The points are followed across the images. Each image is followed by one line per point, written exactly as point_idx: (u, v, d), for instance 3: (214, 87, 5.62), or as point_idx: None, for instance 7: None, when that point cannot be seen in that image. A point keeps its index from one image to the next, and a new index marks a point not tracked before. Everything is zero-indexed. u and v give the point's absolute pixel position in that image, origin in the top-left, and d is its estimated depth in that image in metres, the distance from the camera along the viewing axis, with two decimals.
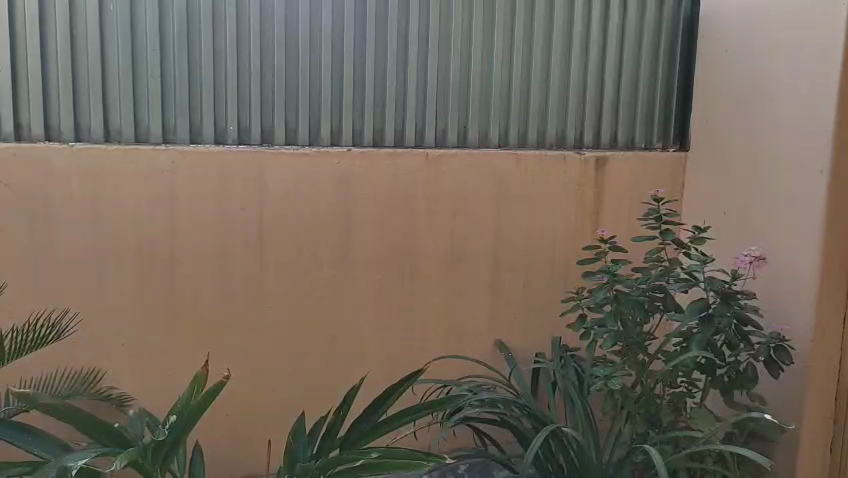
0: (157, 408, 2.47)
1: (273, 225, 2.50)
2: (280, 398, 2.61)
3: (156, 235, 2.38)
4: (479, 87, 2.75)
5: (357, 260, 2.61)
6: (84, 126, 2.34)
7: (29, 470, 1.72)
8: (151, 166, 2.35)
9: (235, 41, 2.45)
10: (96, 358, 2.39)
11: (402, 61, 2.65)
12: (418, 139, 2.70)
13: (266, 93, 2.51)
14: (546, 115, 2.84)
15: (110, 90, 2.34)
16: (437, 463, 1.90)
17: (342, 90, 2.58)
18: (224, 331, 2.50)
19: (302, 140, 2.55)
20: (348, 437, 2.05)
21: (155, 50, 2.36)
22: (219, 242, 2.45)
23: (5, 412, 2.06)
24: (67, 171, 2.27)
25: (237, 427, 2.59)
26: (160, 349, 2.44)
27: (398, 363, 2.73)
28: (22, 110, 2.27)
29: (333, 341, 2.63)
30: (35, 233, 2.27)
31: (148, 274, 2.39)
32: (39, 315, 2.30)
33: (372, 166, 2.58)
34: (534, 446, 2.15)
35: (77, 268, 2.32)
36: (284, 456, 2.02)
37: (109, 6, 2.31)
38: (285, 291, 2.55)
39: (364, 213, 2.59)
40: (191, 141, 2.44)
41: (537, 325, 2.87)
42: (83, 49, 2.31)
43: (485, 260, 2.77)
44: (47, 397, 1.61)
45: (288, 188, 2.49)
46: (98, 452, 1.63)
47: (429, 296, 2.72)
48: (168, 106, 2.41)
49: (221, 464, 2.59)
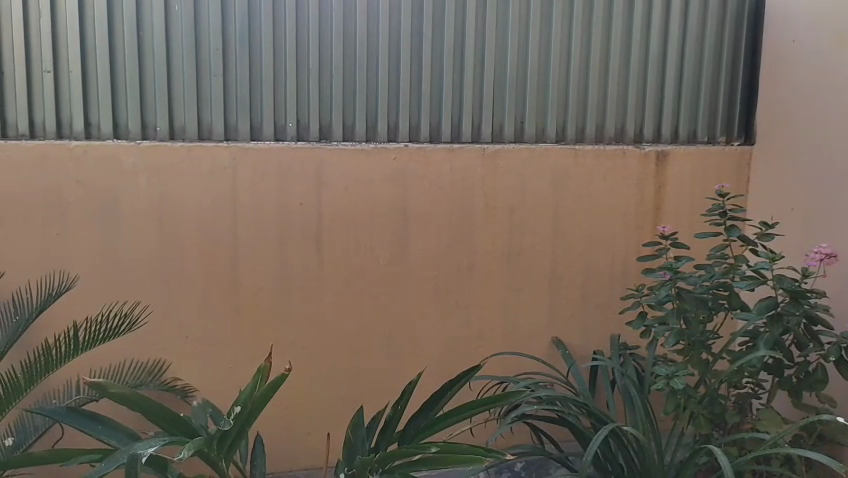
0: (220, 400, 2.53)
1: (332, 221, 2.52)
2: (338, 393, 2.64)
3: (219, 231, 2.43)
4: (536, 82, 2.72)
5: (414, 257, 2.62)
6: (151, 125, 2.40)
7: (100, 457, 1.76)
8: (214, 164, 2.40)
9: (295, 39, 2.48)
10: (161, 351, 2.45)
11: (459, 56, 2.64)
12: (475, 135, 2.69)
13: (325, 89, 2.53)
14: (605, 109, 2.79)
15: (176, 89, 2.40)
16: (497, 459, 1.89)
17: (399, 87, 2.59)
18: (285, 325, 2.54)
19: (359, 137, 2.57)
20: (405, 433, 2.05)
21: (218, 50, 2.41)
22: (280, 238, 2.49)
23: (77, 400, 2.13)
24: (134, 168, 2.34)
25: (297, 420, 2.62)
26: (222, 342, 2.50)
27: (455, 360, 2.73)
28: (92, 110, 2.34)
29: (390, 336, 2.65)
30: (105, 229, 2.34)
31: (211, 268, 2.44)
32: (113, 307, 2.38)
33: (429, 162, 2.59)
34: (595, 443, 2.10)
35: (144, 263, 2.39)
36: (343, 450, 2.01)
37: (174, 7, 2.37)
38: (344, 286, 2.57)
39: (422, 209, 2.60)
40: (253, 138, 2.48)
41: (596, 323, 2.84)
42: (150, 49, 2.37)
43: (542, 256, 2.75)
44: (120, 387, 1.65)
45: (347, 184, 2.52)
46: (167, 440, 1.66)
47: (486, 293, 2.72)
48: (230, 104, 2.45)
49: (281, 457, 2.63)
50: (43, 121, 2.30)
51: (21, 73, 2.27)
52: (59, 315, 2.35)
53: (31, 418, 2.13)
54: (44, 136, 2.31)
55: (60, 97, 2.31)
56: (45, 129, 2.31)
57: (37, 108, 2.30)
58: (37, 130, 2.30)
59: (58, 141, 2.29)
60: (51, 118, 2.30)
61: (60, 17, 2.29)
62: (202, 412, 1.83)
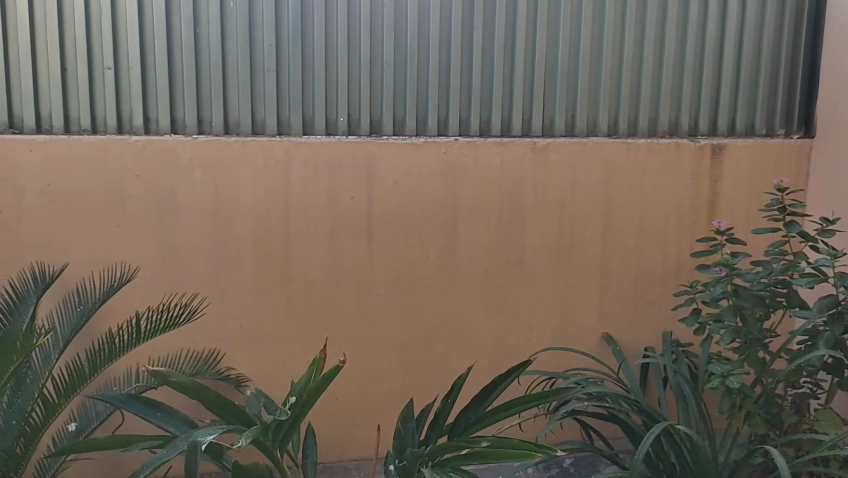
0: (272, 391, 2.57)
1: (383, 215, 2.54)
2: (387, 385, 2.66)
3: (272, 225, 2.47)
4: (588, 75, 2.68)
5: (464, 251, 2.62)
6: (206, 120, 2.45)
7: (160, 443, 1.81)
8: (267, 158, 2.44)
9: (346, 34, 2.49)
10: (216, 341, 2.51)
11: (510, 49, 2.62)
12: (525, 129, 2.67)
13: (376, 84, 2.54)
14: (659, 101, 2.75)
15: (230, 84, 2.44)
16: (547, 455, 1.88)
17: (449, 81, 2.59)
18: (336, 318, 2.57)
19: (410, 131, 2.58)
20: (455, 426, 2.05)
21: (271, 46, 2.45)
22: (331, 231, 2.51)
23: (137, 387, 2.19)
24: (191, 163, 2.39)
25: (347, 412, 2.65)
26: (274, 334, 2.54)
27: (503, 355, 2.73)
28: (150, 106, 2.40)
29: (439, 330, 2.66)
30: (163, 222, 2.40)
31: (263, 261, 2.49)
32: (174, 298, 2.44)
33: (479, 156, 2.58)
34: (647, 441, 2.08)
35: (199, 255, 2.44)
36: (393, 440, 2.01)
37: (230, 4, 2.41)
38: (393, 280, 2.59)
39: (472, 203, 2.60)
40: (305, 133, 2.51)
41: (647, 319, 2.80)
42: (205, 46, 2.41)
43: (593, 252, 2.72)
44: (180, 375, 1.70)
45: (397, 178, 2.53)
46: (225, 429, 1.71)
47: (536, 288, 2.70)
48: (283, 99, 2.49)
49: (331, 447, 2.67)
50: (105, 117, 2.37)
51: (84, 70, 2.34)
52: (120, 305, 2.42)
53: (93, 404, 2.15)
54: (105, 132, 2.38)
55: (120, 93, 2.38)
56: (106, 125, 2.38)
57: (98, 104, 2.37)
58: (98, 126, 2.37)
59: (117, 136, 2.35)
60: (112, 113, 2.37)
61: (120, 16, 2.35)
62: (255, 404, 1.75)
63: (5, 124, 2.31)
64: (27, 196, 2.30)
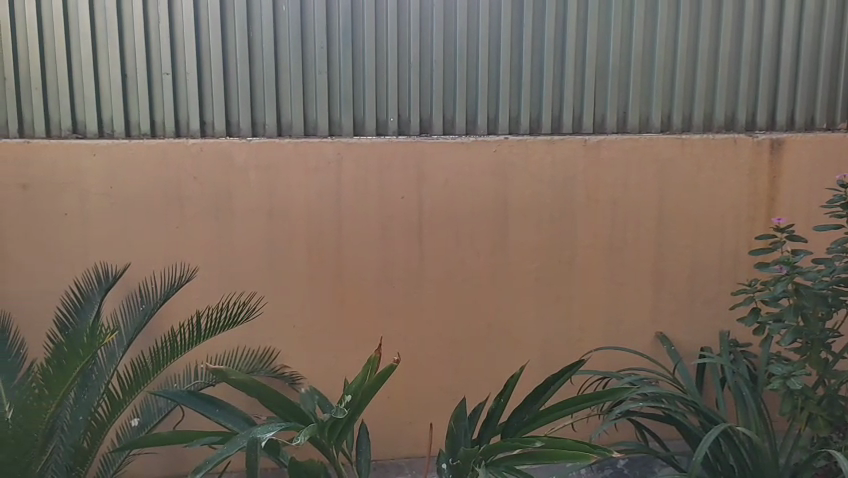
0: (326, 388, 2.61)
1: (434, 214, 2.55)
2: (439, 383, 2.67)
3: (325, 224, 2.50)
4: (641, 71, 2.64)
5: (515, 249, 2.61)
6: (260, 122, 2.50)
7: (220, 439, 1.85)
8: (319, 159, 2.47)
9: (396, 34, 2.51)
10: (271, 340, 2.55)
11: (560, 46, 2.60)
12: (576, 126, 2.65)
13: (426, 83, 2.56)
14: (714, 95, 2.69)
15: (283, 87, 2.49)
16: (603, 456, 1.85)
17: (499, 79, 2.58)
18: (388, 316, 2.59)
19: (460, 130, 2.59)
20: (508, 425, 2.04)
21: (322, 47, 2.48)
22: (383, 231, 2.54)
23: (195, 385, 2.25)
24: (246, 165, 2.44)
25: (400, 409, 2.67)
26: (327, 332, 2.57)
27: (556, 354, 2.71)
28: (206, 109, 2.46)
29: (491, 329, 2.66)
30: (220, 223, 2.46)
31: (317, 261, 2.52)
32: (233, 298, 2.50)
33: (530, 153, 2.57)
34: (705, 443, 2.05)
35: (254, 255, 2.49)
36: (446, 440, 2.01)
37: (282, 7, 2.45)
38: (444, 278, 2.60)
39: (523, 201, 2.59)
40: (356, 134, 2.54)
41: (704, 319, 2.75)
42: (259, 49, 2.46)
43: (646, 249, 2.68)
44: (239, 373, 1.74)
45: (447, 177, 2.54)
46: (283, 426, 1.74)
47: (589, 286, 2.68)
48: (334, 100, 2.52)
49: (385, 445, 2.69)
50: (163, 120, 2.44)
51: (143, 75, 2.40)
52: (180, 304, 2.49)
53: (155, 400, 2.22)
54: (164, 135, 2.44)
55: (177, 97, 2.44)
56: (165, 129, 2.44)
57: (157, 109, 2.44)
58: (157, 130, 2.45)
59: (176, 140, 2.42)
60: (170, 117, 2.43)
61: (177, 21, 2.40)
62: (310, 402, 1.95)
63: (70, 130, 2.40)
64: (91, 198, 2.38)
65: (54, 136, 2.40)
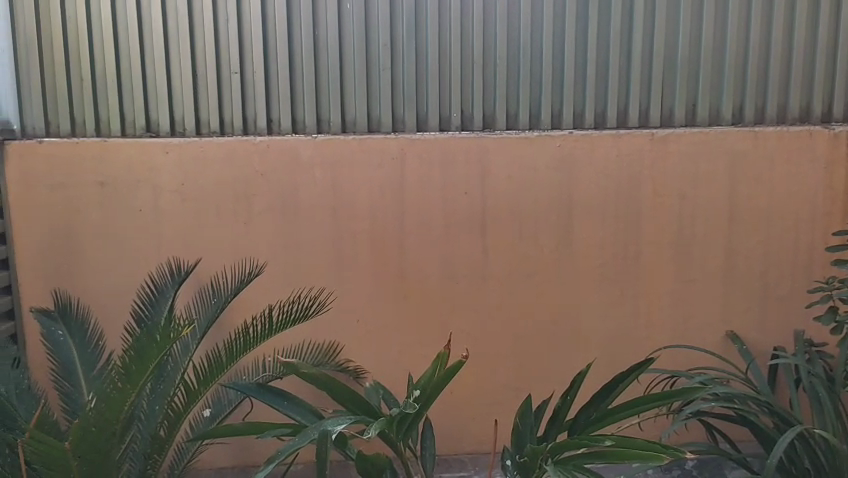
0: (390, 383, 2.63)
1: (498, 210, 2.54)
2: (502, 379, 2.66)
3: (389, 220, 2.52)
4: (711, 62, 2.57)
5: (580, 245, 2.58)
6: (325, 119, 2.52)
7: (289, 431, 1.88)
8: (384, 155, 2.49)
9: (460, 29, 2.50)
10: (337, 334, 2.59)
11: (626, 38, 2.55)
12: (643, 120, 2.59)
13: (489, 77, 2.54)
14: (789, 85, 2.60)
15: (348, 84, 2.51)
16: (675, 457, 1.81)
17: (564, 72, 2.55)
18: (451, 312, 2.59)
19: (523, 125, 2.56)
20: (575, 423, 2.01)
21: (386, 44, 2.48)
22: (447, 226, 2.54)
23: (263, 377, 2.29)
24: (311, 161, 2.47)
25: (464, 405, 2.67)
26: (392, 328, 2.59)
27: (621, 352, 2.67)
28: (273, 107, 2.50)
29: (555, 326, 2.63)
30: (286, 218, 2.50)
31: (381, 256, 2.54)
32: (301, 292, 2.54)
33: (595, 147, 2.53)
34: (780, 447, 1.98)
35: (320, 250, 2.52)
36: (512, 436, 2.00)
37: (346, 5, 2.47)
38: (508, 274, 2.58)
39: (587, 197, 2.56)
40: (419, 130, 2.55)
41: (776, 317, 2.67)
42: (324, 46, 2.48)
43: (716, 246, 2.61)
44: (309, 366, 1.77)
45: (510, 172, 2.52)
46: (352, 419, 1.75)
47: (655, 283, 2.63)
48: (398, 97, 2.53)
49: (449, 440, 2.70)
50: (232, 119, 2.49)
51: (213, 74, 2.46)
52: (250, 299, 2.54)
53: (226, 392, 2.27)
54: (232, 133, 2.50)
55: (246, 95, 2.49)
56: (234, 127, 2.50)
57: (226, 107, 2.49)
58: (226, 128, 2.50)
59: (244, 138, 2.46)
60: (238, 115, 2.49)
61: (245, 21, 2.45)
62: (375, 395, 1.97)
63: (143, 129, 2.47)
64: (164, 195, 2.45)
65: (129, 135, 2.47)
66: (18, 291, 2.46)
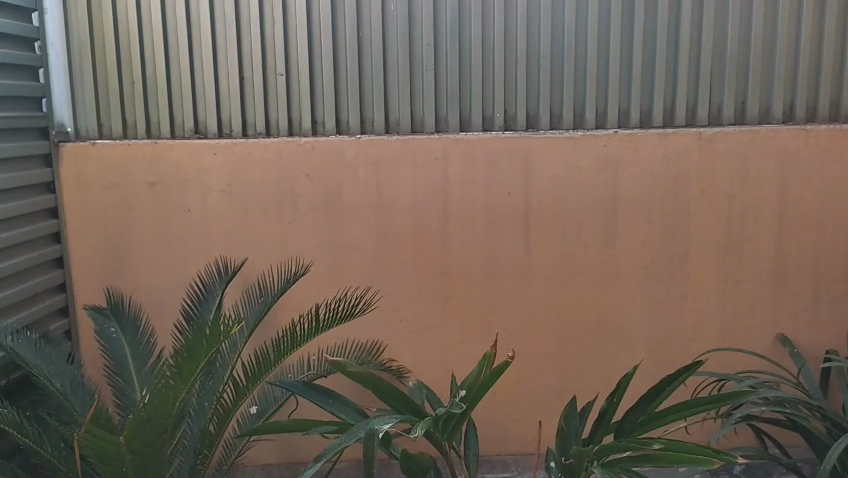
0: (432, 382, 2.63)
1: (540, 210, 2.53)
2: (545, 380, 2.64)
3: (432, 220, 2.52)
4: (761, 59, 2.51)
5: (625, 245, 2.55)
6: (368, 119, 2.54)
7: (335, 428, 1.89)
8: (427, 155, 2.49)
9: (503, 28, 2.49)
10: (379, 334, 2.60)
11: (673, 35, 2.51)
12: (690, 119, 2.54)
13: (532, 76, 2.53)
14: (842, 82, 2.53)
15: (391, 84, 2.52)
16: (726, 462, 1.77)
17: (609, 71, 2.52)
18: (493, 312, 2.59)
19: (567, 124, 2.54)
20: (621, 425, 1.98)
21: (430, 44, 2.49)
22: (490, 226, 2.53)
23: (308, 376, 2.31)
24: (355, 161, 2.49)
25: (506, 406, 2.66)
26: (434, 327, 2.59)
27: (667, 354, 2.63)
28: (317, 108, 2.53)
29: (599, 327, 2.61)
30: (330, 218, 2.52)
31: (424, 256, 2.55)
32: (347, 291, 2.55)
33: (641, 147, 2.50)
34: (835, 454, 1.93)
35: (363, 250, 2.54)
36: (557, 437, 1.98)
37: (390, 6, 2.48)
38: (551, 274, 2.57)
39: (633, 197, 2.53)
40: (462, 130, 2.55)
41: (828, 320, 2.60)
42: (368, 47, 2.50)
43: (765, 246, 2.56)
44: (357, 365, 1.78)
45: (554, 172, 2.51)
46: (398, 418, 1.76)
47: (703, 285, 2.58)
48: (441, 97, 2.53)
49: (491, 441, 2.69)
50: (277, 120, 2.53)
51: (259, 76, 2.49)
52: (294, 298, 2.57)
53: (272, 390, 2.30)
54: (277, 134, 2.53)
55: (291, 96, 2.52)
56: (279, 128, 2.53)
57: (272, 109, 2.52)
58: (271, 129, 2.53)
59: (289, 138, 2.49)
60: (284, 116, 2.52)
61: (290, 23, 2.48)
62: (418, 395, 1.98)
63: (191, 130, 2.51)
64: (212, 195, 2.50)
65: (178, 136, 2.52)
66: (72, 289, 2.53)
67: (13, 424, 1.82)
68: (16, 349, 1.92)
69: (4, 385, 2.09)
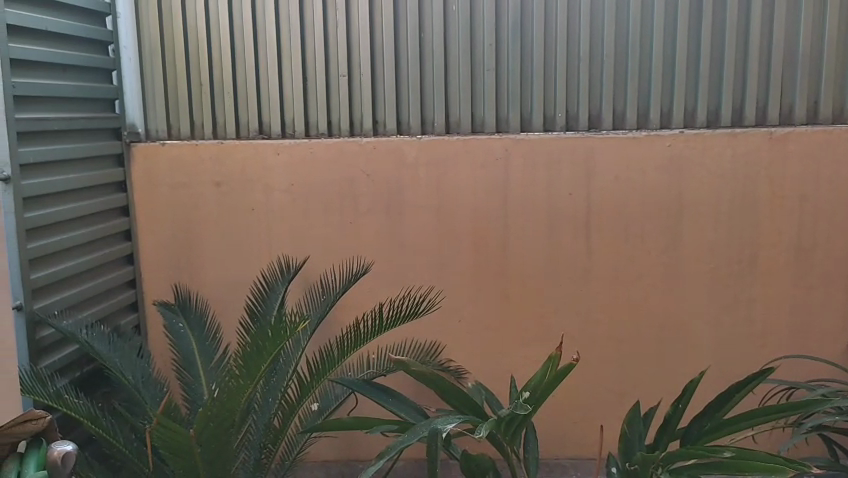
0: (490, 383, 2.62)
1: (602, 211, 2.49)
2: (605, 384, 2.60)
3: (491, 221, 2.51)
4: (836, 56, 2.42)
5: (690, 248, 2.50)
6: (429, 120, 2.54)
7: (397, 427, 1.89)
8: (488, 156, 2.49)
9: (566, 28, 2.47)
10: (438, 334, 2.60)
11: (742, 34, 2.45)
12: (759, 119, 2.47)
13: (595, 76, 2.49)
14: None
15: (452, 85, 2.52)
16: (802, 472, 1.70)
17: (675, 70, 2.46)
18: (553, 314, 2.56)
19: (631, 125, 2.49)
20: (688, 432, 1.92)
21: (491, 45, 2.48)
22: (551, 227, 2.51)
23: (369, 374, 2.33)
24: (416, 161, 2.50)
25: (565, 409, 2.63)
26: (493, 328, 2.58)
27: (733, 360, 2.56)
28: (379, 109, 2.54)
29: (662, 331, 2.55)
30: (391, 218, 2.53)
31: (483, 257, 2.54)
32: (410, 290, 2.56)
33: (707, 147, 2.44)
34: None
35: (422, 250, 2.55)
36: (620, 443, 1.94)
37: (452, 7, 2.48)
38: (612, 277, 2.53)
39: (699, 198, 2.47)
40: (523, 130, 2.53)
41: None
42: (429, 47, 2.50)
43: (838, 251, 2.48)
44: (421, 365, 1.79)
45: (617, 172, 2.47)
46: (462, 418, 1.75)
47: (771, 290, 2.51)
48: (502, 97, 2.52)
49: (549, 445, 2.66)
50: (339, 121, 2.55)
51: (322, 77, 2.52)
52: (354, 297, 2.59)
53: (333, 387, 2.33)
54: (339, 135, 2.55)
55: (352, 97, 2.54)
56: (340, 128, 2.55)
57: (334, 110, 2.55)
58: (333, 130, 2.56)
59: (350, 139, 2.52)
60: (345, 117, 2.54)
61: (353, 25, 2.50)
62: (476, 395, 1.94)
63: (256, 131, 2.56)
64: (275, 195, 2.54)
65: (242, 137, 2.57)
66: (141, 285, 2.60)
67: (88, 415, 1.89)
68: (89, 341, 1.99)
69: (79, 377, 2.17)
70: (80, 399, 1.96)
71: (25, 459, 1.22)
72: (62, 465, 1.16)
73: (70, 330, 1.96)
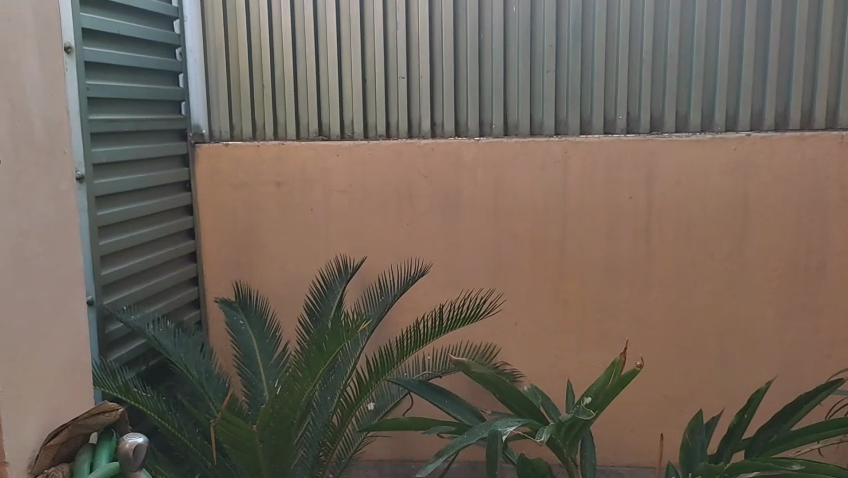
0: (545, 387, 2.60)
1: (663, 215, 2.45)
2: (664, 390, 2.56)
3: (549, 224, 2.50)
4: None
5: (754, 254, 2.44)
6: (487, 121, 2.53)
7: (456, 430, 1.90)
8: (547, 158, 2.47)
9: (628, 29, 2.43)
10: (493, 336, 2.60)
11: (813, 33, 2.36)
12: (830, 122, 2.39)
13: (658, 77, 2.45)
14: None
15: (511, 87, 2.50)
16: None
17: (741, 70, 2.40)
18: (611, 319, 2.53)
19: (694, 127, 2.44)
20: (753, 443, 1.87)
21: (551, 46, 2.46)
22: (609, 231, 2.48)
23: (423, 374, 2.33)
24: (474, 163, 2.50)
25: (622, 414, 2.59)
26: (548, 332, 2.56)
27: (798, 369, 2.49)
28: (437, 111, 2.55)
29: (724, 338, 2.50)
30: (448, 220, 2.54)
31: (540, 260, 2.52)
32: (469, 292, 2.56)
33: (774, 151, 2.38)
34: None
35: (479, 252, 2.54)
36: (681, 452, 1.89)
37: (512, 8, 2.47)
38: (673, 281, 2.48)
39: (765, 203, 2.41)
40: (583, 132, 2.49)
41: None
42: (489, 48, 2.49)
43: None
44: (481, 367, 1.78)
45: (679, 175, 2.43)
46: (521, 421, 1.73)
47: (840, 298, 2.43)
48: (562, 99, 2.49)
49: (605, 451, 2.63)
50: (397, 122, 2.56)
51: (381, 79, 2.54)
52: (410, 298, 2.60)
53: (388, 387, 2.35)
54: (397, 136, 2.56)
55: (411, 98, 2.55)
56: (399, 129, 2.56)
57: (392, 111, 2.56)
58: (391, 131, 2.57)
59: (409, 140, 2.53)
60: (404, 118, 2.55)
61: (412, 27, 2.51)
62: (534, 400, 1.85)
63: (316, 132, 2.59)
64: (334, 195, 2.57)
65: (302, 138, 2.60)
66: (203, 282, 2.66)
67: (155, 409, 1.94)
68: (157, 337, 2.05)
69: (145, 370, 2.24)
70: (147, 392, 2.01)
71: (95, 452, 1.07)
72: (133, 458, 1.02)
73: (138, 325, 2.03)
